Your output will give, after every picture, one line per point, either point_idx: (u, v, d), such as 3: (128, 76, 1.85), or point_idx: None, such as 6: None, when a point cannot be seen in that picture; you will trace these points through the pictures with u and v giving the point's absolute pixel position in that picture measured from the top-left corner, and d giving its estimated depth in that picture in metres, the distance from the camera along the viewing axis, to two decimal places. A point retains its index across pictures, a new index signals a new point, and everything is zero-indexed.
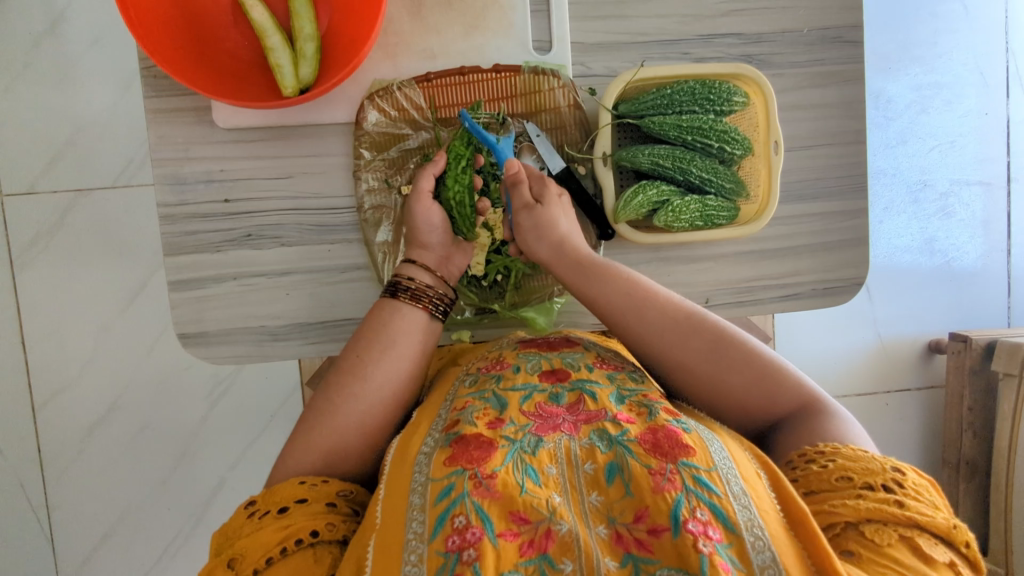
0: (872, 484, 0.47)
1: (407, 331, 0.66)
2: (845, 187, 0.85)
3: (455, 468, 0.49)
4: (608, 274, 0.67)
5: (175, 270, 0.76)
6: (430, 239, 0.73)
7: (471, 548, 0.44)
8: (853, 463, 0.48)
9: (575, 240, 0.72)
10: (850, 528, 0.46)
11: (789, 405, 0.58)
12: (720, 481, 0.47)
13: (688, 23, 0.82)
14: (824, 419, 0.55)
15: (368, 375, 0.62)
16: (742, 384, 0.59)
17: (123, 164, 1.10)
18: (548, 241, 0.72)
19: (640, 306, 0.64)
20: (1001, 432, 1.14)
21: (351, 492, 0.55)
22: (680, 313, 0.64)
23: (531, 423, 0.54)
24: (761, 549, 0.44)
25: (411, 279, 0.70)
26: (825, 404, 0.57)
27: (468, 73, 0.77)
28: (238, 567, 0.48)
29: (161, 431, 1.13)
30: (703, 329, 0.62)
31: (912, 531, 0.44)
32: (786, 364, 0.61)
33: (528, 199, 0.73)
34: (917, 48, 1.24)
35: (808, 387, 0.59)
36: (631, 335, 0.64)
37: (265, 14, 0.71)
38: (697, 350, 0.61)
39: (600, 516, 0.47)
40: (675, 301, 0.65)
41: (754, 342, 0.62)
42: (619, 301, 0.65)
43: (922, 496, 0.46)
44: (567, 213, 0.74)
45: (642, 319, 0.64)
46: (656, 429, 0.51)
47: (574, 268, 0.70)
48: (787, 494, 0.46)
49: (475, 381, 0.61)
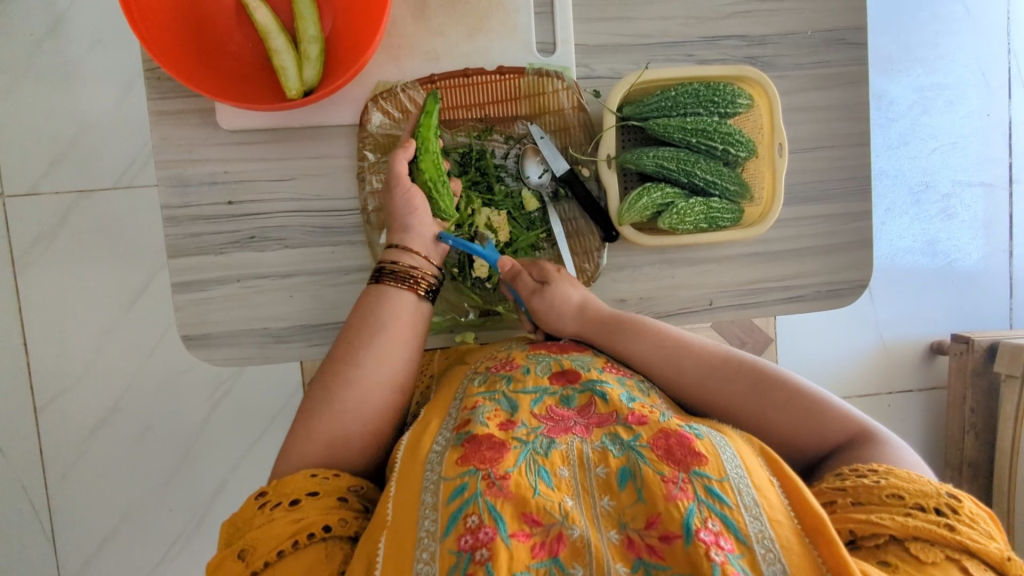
0: (924, 505, 0.46)
1: (395, 313, 0.67)
2: (848, 189, 0.85)
3: (466, 468, 0.49)
4: (637, 327, 0.69)
5: (178, 272, 0.76)
6: (411, 221, 0.73)
7: (483, 547, 0.44)
8: (906, 483, 0.48)
9: (592, 304, 0.73)
10: (893, 542, 0.45)
11: (838, 438, 0.57)
12: (731, 492, 0.46)
13: (691, 25, 0.82)
14: (872, 447, 0.54)
15: (360, 360, 0.63)
16: (789, 421, 0.59)
17: (125, 165, 1.10)
18: (567, 315, 0.73)
19: (675, 356, 0.67)
20: (1003, 433, 1.14)
21: (362, 488, 0.55)
22: (716, 359, 0.66)
23: (543, 425, 0.54)
24: (771, 561, 0.43)
25: (395, 262, 0.70)
26: (876, 431, 0.56)
27: (472, 75, 0.77)
28: (249, 559, 0.47)
29: (163, 432, 1.13)
30: (743, 373, 0.64)
31: (960, 554, 0.44)
32: (832, 398, 0.60)
33: (530, 284, 0.75)
34: (919, 50, 1.24)
35: (857, 418, 0.58)
36: (672, 387, 0.66)
37: (268, 17, 0.71)
38: (737, 393, 0.62)
39: (611, 521, 0.47)
40: (710, 348, 0.67)
41: (796, 378, 0.62)
42: (651, 353, 0.67)
43: (978, 525, 0.45)
44: (573, 284, 0.75)
45: (678, 369, 0.66)
46: (668, 434, 0.51)
47: (599, 327, 0.71)
48: (803, 500, 0.46)
49: (485, 380, 0.61)
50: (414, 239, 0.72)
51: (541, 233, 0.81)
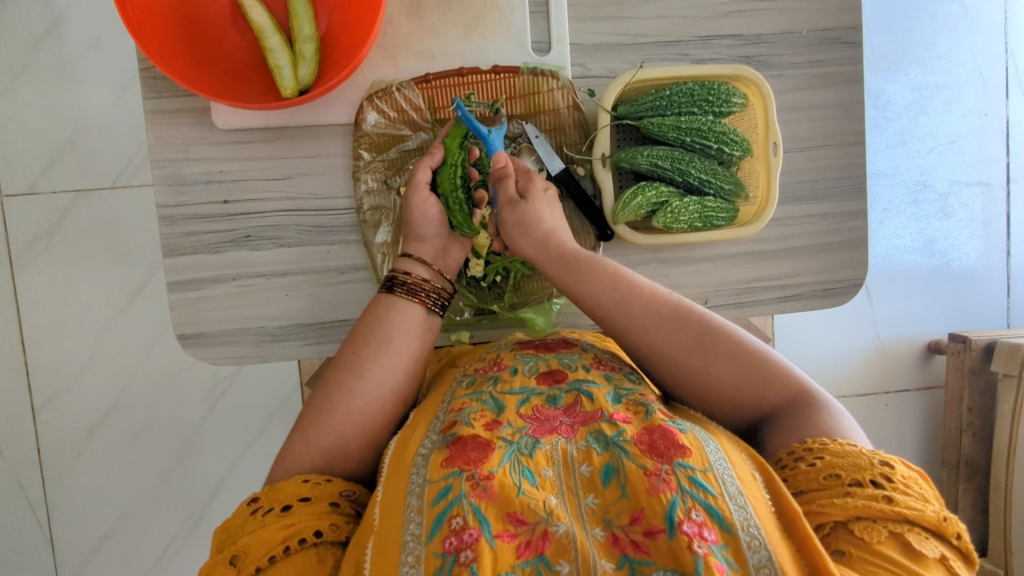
0: (860, 480, 0.47)
1: (403, 326, 0.66)
2: (844, 188, 0.85)
3: (451, 470, 0.49)
4: (596, 267, 0.68)
5: (174, 271, 0.76)
6: (426, 230, 0.73)
7: (467, 550, 0.44)
8: (840, 459, 0.48)
9: (560, 236, 0.72)
10: (840, 527, 0.46)
11: (777, 398, 0.57)
12: (716, 482, 0.47)
13: (687, 24, 0.82)
14: (813, 412, 0.54)
15: (366, 372, 0.62)
16: (730, 376, 0.59)
17: (122, 164, 1.10)
18: (532, 238, 0.72)
19: (626, 300, 0.65)
20: (1000, 432, 1.14)
21: (354, 493, 0.55)
22: (666, 307, 0.64)
23: (528, 425, 0.54)
24: (757, 549, 0.44)
25: (407, 272, 0.70)
26: (814, 396, 0.56)
27: (467, 75, 0.77)
28: (241, 565, 0.48)
29: (160, 431, 1.13)
30: (691, 323, 0.62)
31: (902, 526, 0.44)
32: (774, 356, 0.60)
33: (511, 194, 0.73)
34: (917, 49, 1.24)
35: (797, 378, 0.58)
36: (618, 331, 0.65)
37: (264, 16, 0.71)
38: (683, 344, 0.61)
39: (596, 519, 0.47)
40: (662, 295, 0.65)
41: (742, 333, 0.61)
42: (604, 297, 0.66)
43: (912, 489, 0.46)
44: (552, 206, 0.74)
45: (628, 314, 0.64)
46: (652, 430, 0.51)
47: (561, 264, 0.70)
48: (782, 495, 0.46)
49: (473, 382, 0.61)
50: (426, 250, 0.73)
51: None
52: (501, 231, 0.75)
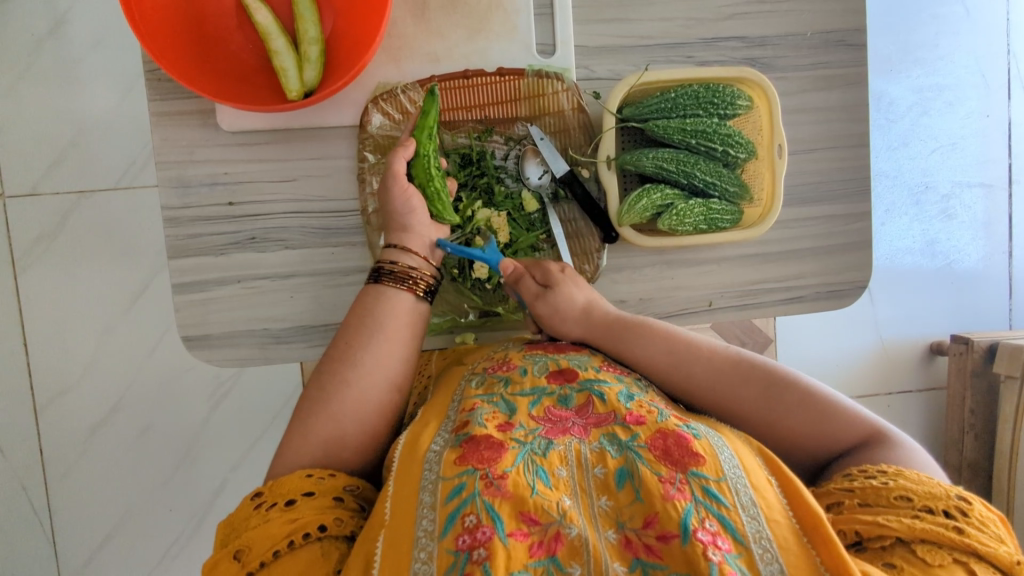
0: (932, 507, 0.47)
1: (395, 315, 0.67)
2: (848, 190, 0.85)
3: (465, 468, 0.49)
4: (644, 330, 0.68)
5: (178, 273, 0.76)
6: (411, 220, 0.73)
7: (481, 548, 0.44)
8: (914, 484, 0.48)
9: (597, 306, 0.72)
10: (899, 545, 0.46)
11: (851, 438, 0.57)
12: (729, 492, 0.47)
13: (691, 26, 0.82)
14: (887, 447, 0.54)
15: (358, 361, 0.63)
16: (800, 421, 0.59)
17: (125, 166, 1.10)
18: (573, 319, 0.71)
19: (684, 361, 0.65)
20: (1002, 434, 1.14)
21: (357, 487, 0.56)
22: (726, 362, 0.65)
23: (541, 427, 0.54)
24: (769, 561, 0.44)
25: (394, 263, 0.70)
26: (886, 433, 0.56)
27: (471, 77, 0.77)
28: (245, 560, 0.48)
29: (163, 432, 1.13)
30: (753, 375, 0.63)
31: (968, 558, 0.44)
32: (839, 398, 0.61)
33: (533, 288, 0.74)
34: (919, 51, 1.24)
35: (866, 417, 0.59)
36: (680, 391, 0.65)
37: (269, 17, 0.71)
38: (749, 396, 0.62)
39: (609, 520, 0.47)
40: (719, 350, 0.66)
41: (804, 380, 0.62)
42: (660, 359, 0.66)
43: (986, 527, 0.46)
44: (577, 283, 0.75)
45: (689, 374, 0.65)
46: (666, 434, 0.51)
47: (607, 331, 0.70)
48: (801, 501, 0.46)
49: (483, 382, 0.61)
50: (413, 239, 0.72)
51: (540, 234, 0.81)
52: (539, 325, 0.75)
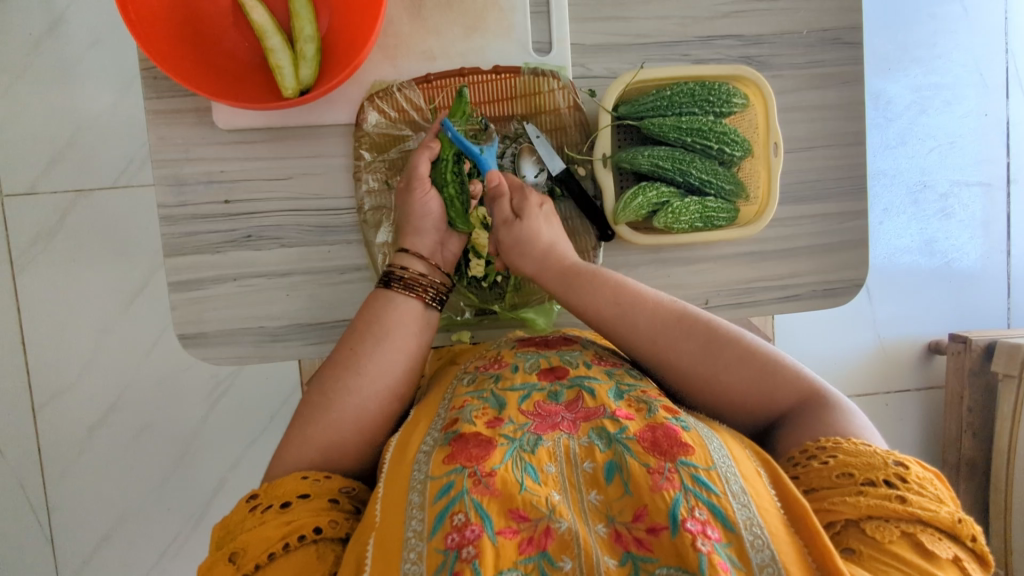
0: (874, 479, 0.47)
1: (401, 321, 0.67)
2: (844, 189, 0.85)
3: (453, 467, 0.49)
4: (595, 282, 0.68)
5: (175, 271, 0.76)
6: (423, 224, 0.73)
7: (470, 545, 0.44)
8: (854, 458, 0.48)
9: (559, 250, 0.72)
10: (851, 526, 0.46)
11: (789, 399, 0.58)
12: (719, 480, 0.47)
13: (687, 24, 0.82)
14: (827, 412, 0.55)
15: (363, 368, 0.62)
16: (740, 380, 0.59)
17: (123, 164, 1.10)
18: (531, 256, 0.72)
19: (630, 313, 0.65)
20: (1000, 432, 1.14)
21: (354, 490, 0.56)
22: (671, 315, 0.64)
23: (530, 422, 0.54)
24: (760, 548, 0.44)
25: (404, 268, 0.70)
26: (823, 394, 0.57)
27: (468, 75, 0.77)
28: (240, 561, 0.48)
29: (161, 431, 1.13)
30: (696, 329, 0.63)
31: (915, 527, 0.44)
32: (782, 356, 0.61)
33: (506, 213, 0.74)
34: (917, 49, 1.24)
35: (807, 378, 0.59)
36: (625, 343, 0.65)
37: (265, 16, 0.71)
38: (691, 351, 0.61)
39: (599, 515, 0.47)
40: (666, 303, 0.65)
41: (748, 337, 0.62)
42: (607, 310, 0.66)
43: (925, 490, 0.46)
44: (549, 220, 0.74)
45: (634, 326, 0.64)
46: (654, 427, 0.51)
47: (560, 278, 0.70)
48: (787, 493, 0.46)
49: (475, 379, 0.62)
50: (425, 245, 0.73)
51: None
52: (500, 251, 0.76)
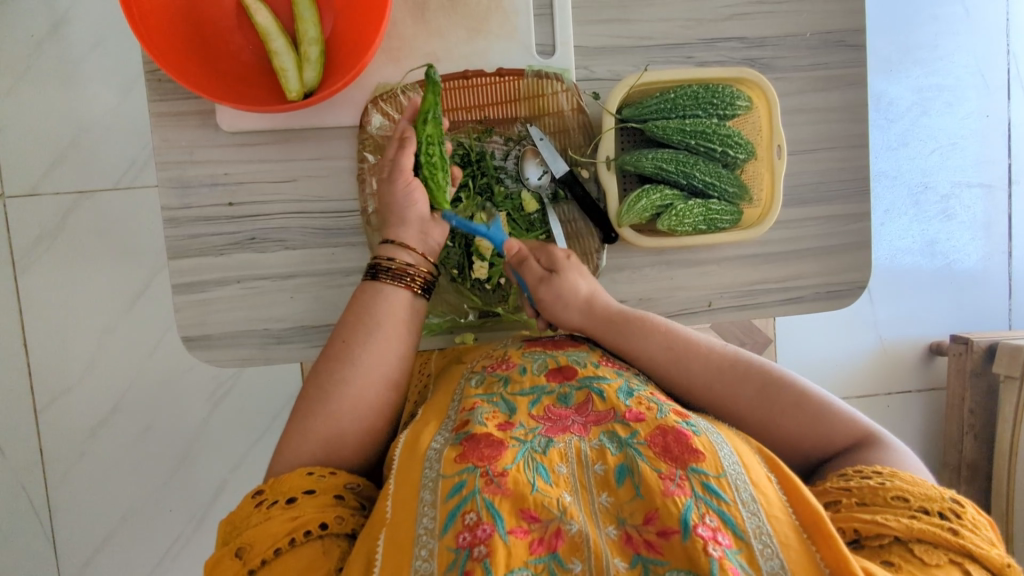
0: (928, 509, 0.47)
1: (392, 312, 0.67)
2: (848, 191, 0.85)
3: (465, 465, 0.49)
4: (643, 324, 0.69)
5: (178, 273, 0.76)
6: (409, 214, 0.72)
7: (481, 545, 0.44)
8: (910, 487, 0.49)
9: (600, 298, 0.73)
10: (897, 543, 0.46)
11: (844, 441, 0.58)
12: (729, 488, 0.47)
13: (691, 27, 0.82)
14: (881, 451, 0.55)
15: (357, 359, 0.63)
16: (795, 422, 0.60)
17: (125, 166, 1.10)
18: (573, 307, 0.72)
19: (682, 358, 0.66)
20: (1002, 433, 1.14)
21: (360, 486, 0.56)
22: (724, 360, 0.65)
23: (541, 425, 0.54)
24: (770, 556, 0.44)
25: (391, 259, 0.69)
26: (879, 436, 0.57)
27: (471, 78, 0.77)
28: (247, 556, 0.48)
29: (163, 432, 1.13)
30: (751, 375, 0.64)
31: (962, 558, 0.44)
32: (837, 401, 0.61)
33: (539, 271, 0.74)
34: (919, 51, 1.24)
35: (862, 422, 0.59)
36: (679, 388, 0.66)
37: (269, 18, 0.71)
38: (745, 395, 0.63)
39: (609, 517, 0.47)
40: (717, 348, 0.67)
41: (802, 382, 0.63)
42: (659, 353, 0.67)
43: (979, 531, 0.46)
44: (583, 273, 0.75)
45: (686, 369, 0.65)
46: (665, 431, 0.51)
47: (607, 323, 0.71)
48: (801, 498, 0.46)
49: (483, 380, 0.62)
50: (411, 233, 0.71)
51: (539, 234, 0.81)
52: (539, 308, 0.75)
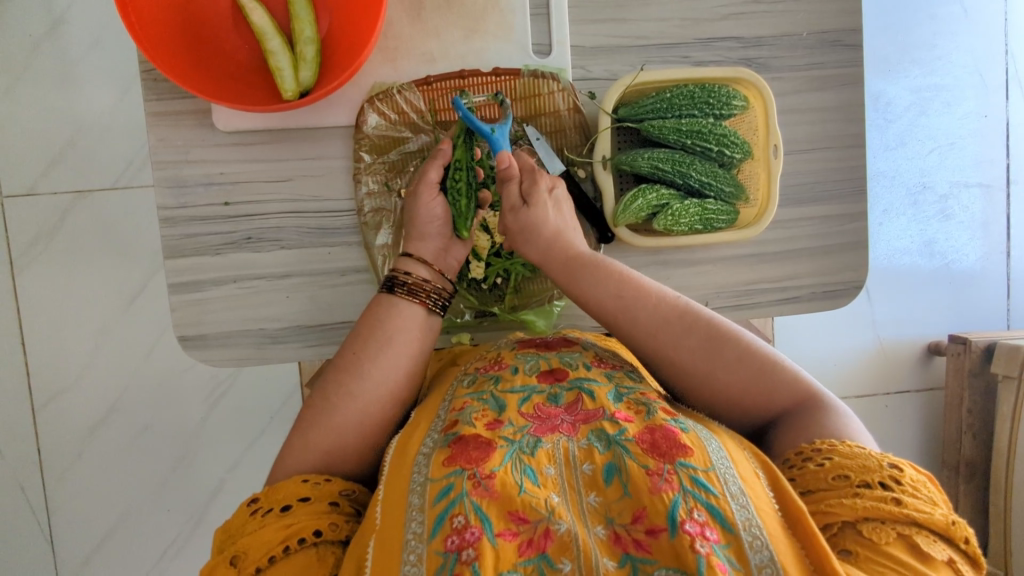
0: (869, 481, 0.47)
1: (404, 327, 0.66)
2: (845, 191, 0.85)
3: (453, 468, 0.49)
4: (599, 271, 0.66)
5: (175, 273, 0.76)
6: (428, 229, 0.72)
7: (469, 548, 0.44)
8: (849, 461, 0.48)
9: (566, 237, 0.70)
10: (847, 528, 0.46)
11: (785, 401, 0.58)
12: (717, 481, 0.47)
13: (687, 26, 0.82)
14: (820, 415, 0.55)
15: (366, 373, 0.62)
16: (738, 379, 0.59)
17: (123, 165, 1.10)
18: (537, 245, 0.71)
19: (632, 307, 0.64)
20: (1000, 434, 1.14)
21: (354, 492, 0.55)
22: (674, 310, 0.63)
23: (529, 424, 0.54)
24: (759, 548, 0.44)
25: (407, 273, 0.69)
26: (820, 398, 0.57)
27: (468, 77, 0.77)
28: (241, 565, 0.48)
29: (161, 432, 1.13)
30: (698, 326, 0.62)
31: (910, 529, 0.45)
32: (782, 359, 0.60)
33: (515, 200, 0.72)
34: (917, 51, 1.24)
35: (803, 382, 0.59)
36: (626, 337, 0.64)
37: (265, 18, 0.71)
38: (691, 347, 0.61)
39: (598, 517, 0.47)
40: (669, 298, 0.64)
41: (749, 337, 0.61)
42: (610, 303, 0.65)
43: (919, 492, 0.46)
44: (556, 207, 0.72)
45: (635, 320, 0.63)
46: (654, 429, 0.51)
47: (565, 267, 0.69)
48: (785, 493, 0.46)
49: (474, 381, 0.61)
50: (428, 249, 0.72)
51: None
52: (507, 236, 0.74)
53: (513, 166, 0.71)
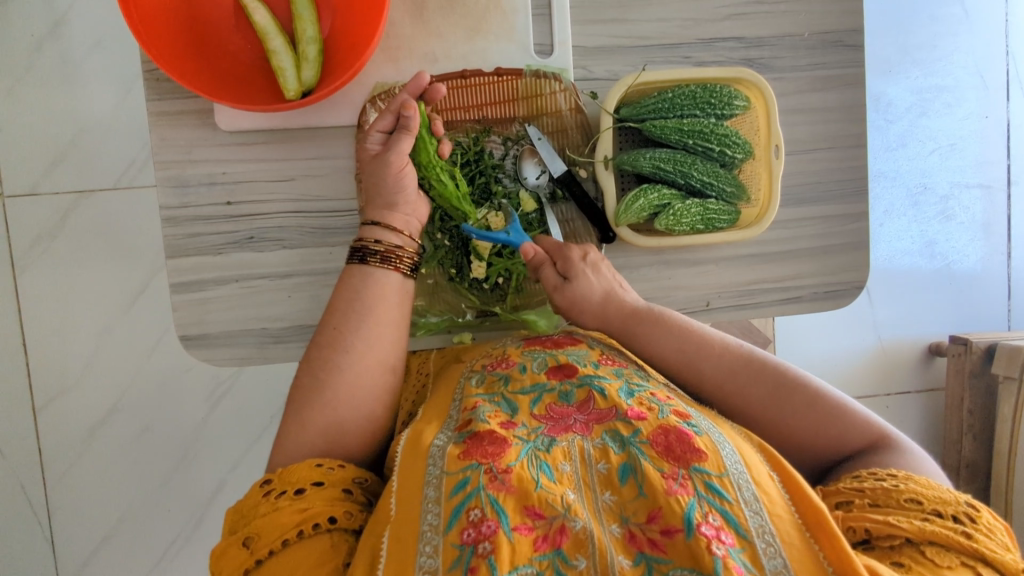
0: (941, 512, 0.47)
1: (383, 296, 0.66)
2: (846, 190, 0.85)
3: (468, 462, 0.49)
4: (657, 328, 0.69)
5: (176, 273, 0.76)
6: (397, 199, 0.72)
7: (486, 541, 0.44)
8: (924, 489, 0.49)
9: (617, 299, 0.72)
10: (909, 544, 0.46)
11: (857, 444, 0.59)
12: (731, 487, 0.47)
13: (689, 26, 0.82)
14: (893, 454, 0.56)
15: (352, 346, 0.62)
16: (807, 424, 0.60)
17: (124, 165, 1.10)
18: (592, 313, 0.72)
19: (696, 360, 0.66)
20: (1001, 436, 1.14)
21: (366, 480, 0.56)
22: (738, 360, 0.66)
23: (543, 425, 0.54)
24: (772, 555, 0.44)
25: (379, 241, 0.69)
26: (892, 440, 0.58)
27: (470, 77, 0.77)
28: (253, 546, 0.48)
29: (163, 432, 1.13)
30: (765, 374, 0.64)
31: (974, 561, 0.45)
32: (850, 402, 0.62)
33: (555, 280, 0.74)
34: (918, 52, 1.24)
35: (873, 423, 0.60)
36: (692, 386, 0.67)
37: (267, 17, 0.71)
38: (760, 395, 0.63)
39: (613, 515, 0.47)
40: (731, 347, 0.67)
41: (817, 382, 0.63)
42: (673, 358, 0.67)
43: (994, 535, 0.47)
44: (599, 272, 0.74)
45: (700, 373, 0.66)
46: (667, 430, 0.51)
47: (623, 328, 0.71)
48: (802, 496, 0.47)
49: (483, 380, 0.62)
50: (396, 217, 0.71)
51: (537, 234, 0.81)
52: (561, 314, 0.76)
53: (539, 253, 0.75)
